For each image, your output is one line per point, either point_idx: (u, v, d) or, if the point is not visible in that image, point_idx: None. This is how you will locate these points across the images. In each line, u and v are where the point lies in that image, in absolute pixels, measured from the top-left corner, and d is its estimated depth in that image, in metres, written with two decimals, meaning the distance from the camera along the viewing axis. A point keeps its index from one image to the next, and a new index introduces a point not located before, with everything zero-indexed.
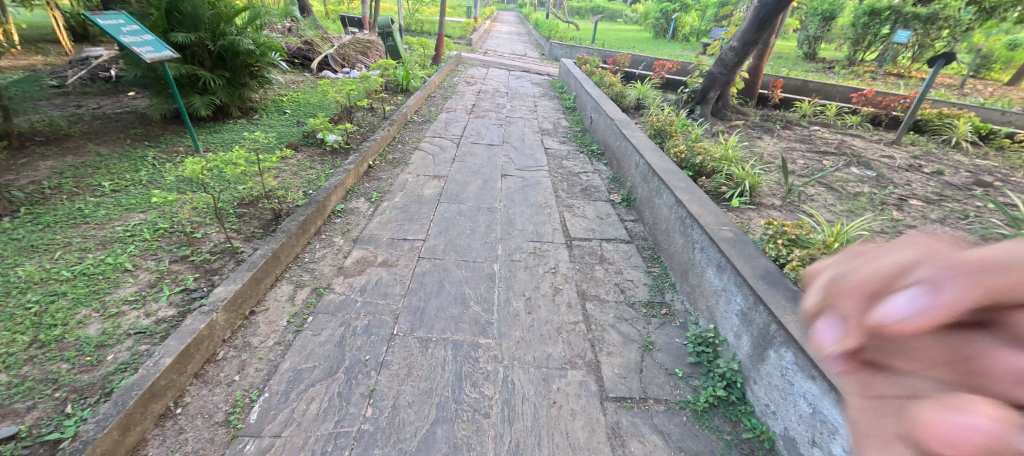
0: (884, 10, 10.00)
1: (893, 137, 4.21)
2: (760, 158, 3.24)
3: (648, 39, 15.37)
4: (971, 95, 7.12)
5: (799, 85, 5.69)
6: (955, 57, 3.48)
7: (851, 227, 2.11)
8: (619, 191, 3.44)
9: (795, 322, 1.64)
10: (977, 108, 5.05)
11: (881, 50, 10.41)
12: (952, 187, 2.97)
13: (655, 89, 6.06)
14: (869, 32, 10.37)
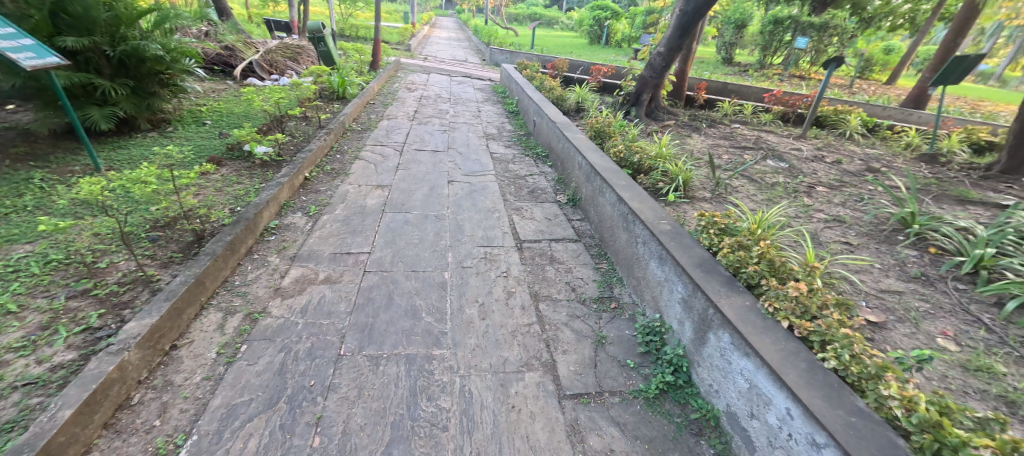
0: (785, 19, 10.91)
1: (800, 131, 4.72)
2: (690, 155, 3.49)
3: (584, 45, 16.04)
4: (858, 94, 8.18)
5: (720, 87, 6.22)
6: (842, 60, 3.99)
7: (771, 213, 2.32)
8: (564, 191, 3.53)
9: (729, 305, 1.78)
10: (863, 105, 5.82)
11: (784, 57, 11.41)
12: (848, 174, 3.37)
13: (593, 92, 6.33)
14: (774, 39, 11.27)
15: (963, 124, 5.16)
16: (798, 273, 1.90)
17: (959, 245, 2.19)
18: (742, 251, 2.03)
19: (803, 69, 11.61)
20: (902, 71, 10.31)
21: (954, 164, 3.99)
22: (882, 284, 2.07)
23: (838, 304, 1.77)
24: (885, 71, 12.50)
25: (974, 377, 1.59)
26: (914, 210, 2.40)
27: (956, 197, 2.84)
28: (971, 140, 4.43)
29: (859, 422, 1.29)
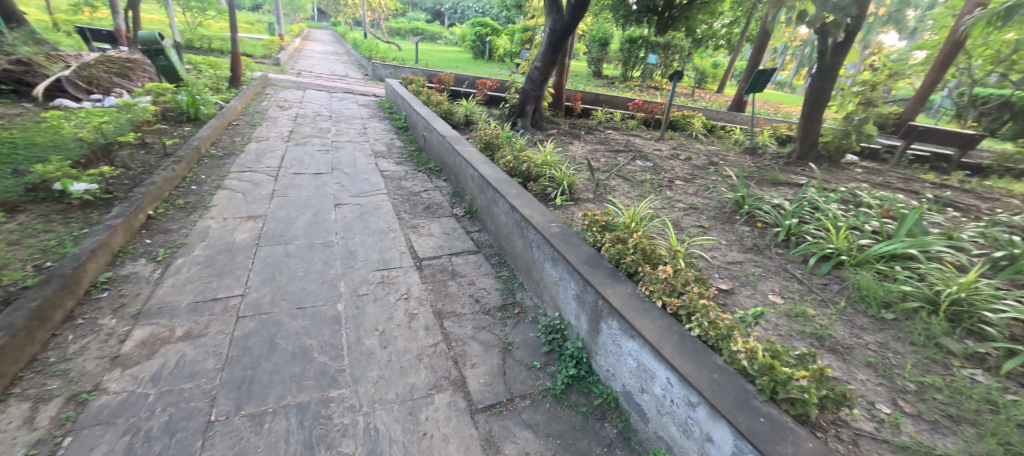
0: (638, 39, 13.06)
1: (659, 134, 5.48)
2: (572, 160, 3.80)
3: (471, 60, 16.49)
4: (697, 101, 9.87)
5: (593, 98, 6.92)
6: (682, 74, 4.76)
7: (640, 208, 2.63)
8: (461, 204, 3.55)
9: (613, 294, 1.95)
10: (703, 110, 7.02)
11: (641, 70, 13.56)
12: (697, 168, 4.01)
13: (481, 105, 6.54)
14: (631, 55, 13.35)
15: (770, 122, 6.57)
16: (665, 258, 2.20)
17: (775, 218, 2.76)
18: (621, 243, 2.27)
19: (657, 81, 13.61)
20: (726, 83, 12.72)
21: (767, 155, 5.02)
22: (728, 257, 2.49)
23: (697, 279, 2.07)
24: (713, 81, 15.76)
25: (795, 322, 2.00)
26: (743, 194, 2.95)
27: (770, 180, 3.58)
28: (776, 134, 5.64)
29: (720, 379, 1.54)
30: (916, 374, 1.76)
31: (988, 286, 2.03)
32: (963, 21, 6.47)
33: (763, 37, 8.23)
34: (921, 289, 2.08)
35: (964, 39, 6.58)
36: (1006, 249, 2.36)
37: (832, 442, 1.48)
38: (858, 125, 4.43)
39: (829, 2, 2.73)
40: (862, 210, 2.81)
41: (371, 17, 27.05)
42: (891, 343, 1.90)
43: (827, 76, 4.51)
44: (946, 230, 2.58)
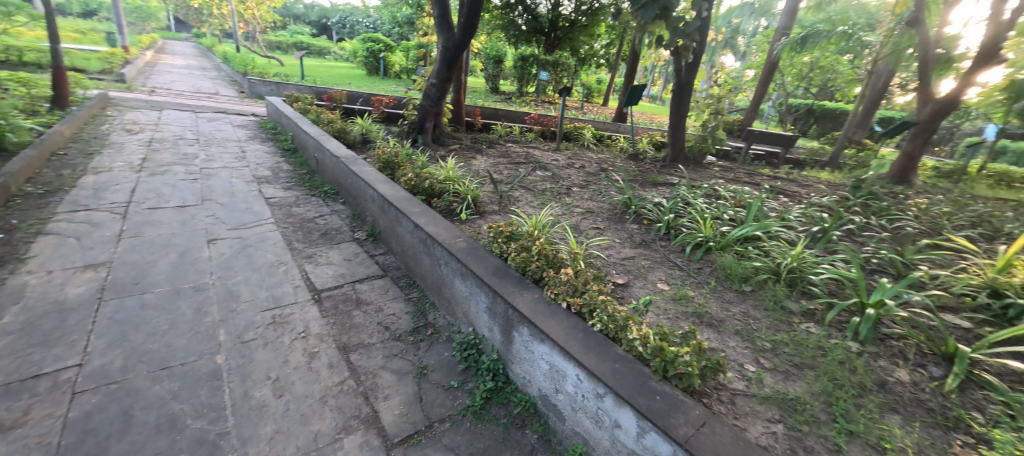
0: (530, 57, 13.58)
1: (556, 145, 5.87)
2: (475, 174, 3.87)
3: (365, 76, 15.85)
4: (586, 113, 10.82)
5: (492, 113, 7.16)
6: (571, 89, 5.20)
7: (541, 216, 2.80)
8: (363, 228, 3.39)
9: (521, 302, 2.02)
10: (592, 122, 7.72)
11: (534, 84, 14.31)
12: (589, 175, 4.38)
13: (378, 123, 6.32)
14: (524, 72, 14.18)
15: (647, 131, 7.49)
16: (567, 261, 2.35)
17: (657, 215, 3.13)
18: (525, 252, 2.37)
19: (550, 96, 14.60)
20: (610, 97, 14.17)
21: (647, 160, 5.67)
22: (622, 254, 2.75)
23: (595, 277, 2.25)
24: (598, 96, 17.47)
25: (680, 304, 2.28)
26: (629, 195, 3.30)
27: (649, 181, 4.07)
28: (653, 141, 6.45)
29: (622, 367, 1.69)
30: (769, 334, 2.13)
31: (810, 254, 2.57)
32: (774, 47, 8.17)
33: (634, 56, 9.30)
34: (767, 262, 2.53)
35: (776, 61, 8.31)
36: (818, 224, 3.02)
37: (715, 404, 1.72)
38: (712, 131, 5.33)
39: (678, 29, 3.24)
40: (719, 202, 3.35)
41: (243, 29, 24.28)
42: (751, 311, 2.28)
43: (685, 90, 5.12)
44: (779, 212, 3.21)
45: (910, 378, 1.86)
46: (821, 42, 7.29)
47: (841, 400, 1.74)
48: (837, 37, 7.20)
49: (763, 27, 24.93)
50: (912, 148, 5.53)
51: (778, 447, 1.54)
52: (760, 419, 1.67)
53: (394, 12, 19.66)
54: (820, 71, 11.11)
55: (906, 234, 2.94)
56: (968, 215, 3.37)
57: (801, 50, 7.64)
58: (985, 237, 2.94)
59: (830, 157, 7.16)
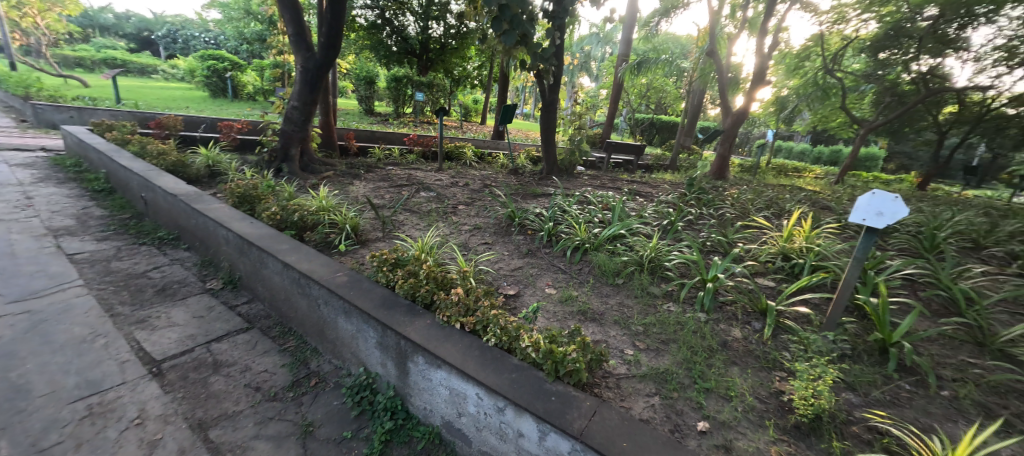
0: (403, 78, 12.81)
1: (438, 165, 5.90)
2: (352, 202, 3.67)
3: (210, 99, 13.66)
4: (467, 132, 11.12)
5: (369, 135, 6.88)
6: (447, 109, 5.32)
7: (427, 239, 2.79)
8: (217, 277, 2.95)
9: (413, 330, 1.95)
10: (472, 140, 7.98)
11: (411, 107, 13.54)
12: (473, 192, 4.52)
13: (228, 152, 5.52)
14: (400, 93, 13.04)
15: (524, 146, 8.04)
16: (457, 281, 2.37)
17: (539, 224, 3.36)
18: (413, 278, 2.32)
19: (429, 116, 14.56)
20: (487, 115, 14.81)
21: (526, 173, 6.04)
22: (511, 265, 2.87)
23: (486, 293, 2.30)
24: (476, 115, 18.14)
25: (567, 305, 2.46)
26: (512, 209, 3.48)
27: (529, 194, 4.36)
28: (530, 156, 6.96)
29: (519, 376, 1.73)
30: (639, 318, 2.43)
31: (664, 244, 3.04)
32: (618, 70, 9.57)
33: (504, 78, 9.76)
34: (633, 256, 2.92)
35: (622, 82, 9.72)
36: (665, 218, 3.60)
37: (603, 391, 1.89)
38: (577, 144, 6.01)
39: (537, 54, 3.60)
40: (590, 207, 3.76)
41: (16, 41, 18.64)
42: (625, 300, 2.58)
43: (551, 109, 5.58)
44: (637, 211, 3.74)
45: (742, 334, 2.32)
46: (651, 67, 8.86)
47: (698, 364, 2.08)
48: (661, 63, 8.83)
49: (609, 54, 29.33)
50: (723, 151, 6.89)
51: (657, 417, 1.76)
52: (641, 395, 1.89)
53: (241, 27, 17.44)
54: (654, 90, 15.03)
55: (726, 219, 3.71)
56: (761, 199, 4.44)
57: (638, 72, 8.98)
58: (773, 215, 3.89)
59: (669, 161, 8.67)
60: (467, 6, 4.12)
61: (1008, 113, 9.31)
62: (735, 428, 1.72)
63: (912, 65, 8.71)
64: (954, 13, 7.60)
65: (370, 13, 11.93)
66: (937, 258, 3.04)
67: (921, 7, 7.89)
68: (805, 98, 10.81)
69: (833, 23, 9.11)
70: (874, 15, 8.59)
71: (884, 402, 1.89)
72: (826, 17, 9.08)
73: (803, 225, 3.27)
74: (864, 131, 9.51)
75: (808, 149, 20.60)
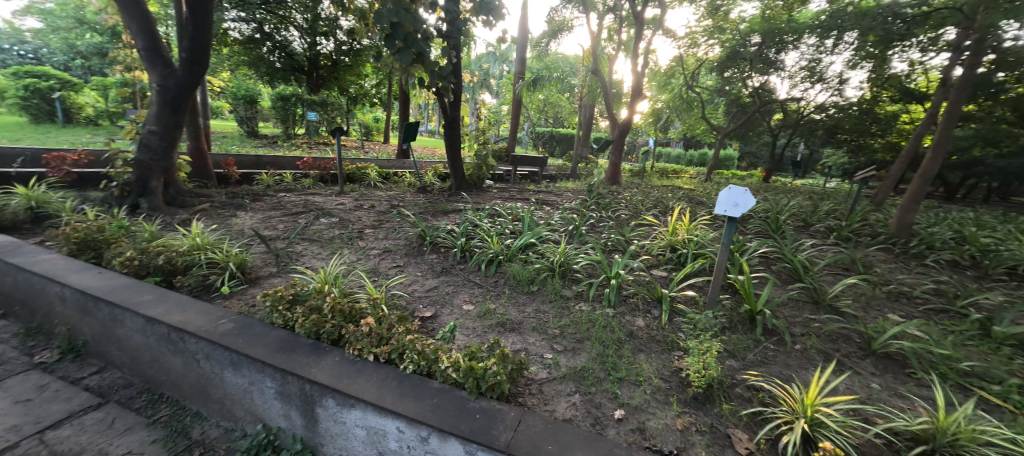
0: (290, 96, 11.60)
1: (340, 188, 5.57)
2: (236, 236, 3.28)
3: (28, 124, 10.91)
4: (370, 152, 10.66)
5: (253, 160, 6.19)
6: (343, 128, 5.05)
7: (330, 270, 2.59)
8: (51, 347, 2.36)
9: (320, 371, 1.78)
10: (375, 160, 7.68)
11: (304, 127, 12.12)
12: (381, 213, 4.36)
13: (58, 189, 4.48)
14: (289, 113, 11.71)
15: (430, 164, 7.96)
16: (367, 310, 2.22)
17: (451, 241, 3.36)
18: (316, 314, 2.12)
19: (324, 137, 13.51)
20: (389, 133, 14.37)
21: (435, 190, 6.01)
22: (426, 285, 2.81)
23: (400, 319, 2.19)
24: (378, 134, 17.49)
25: (486, 320, 2.47)
26: (423, 227, 3.42)
27: (440, 210, 4.35)
28: (437, 173, 6.91)
29: (441, 400, 1.67)
30: (555, 321, 2.54)
31: (571, 248, 3.24)
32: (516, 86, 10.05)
33: (404, 96, 9.47)
34: (544, 262, 3.06)
35: (520, 98, 10.24)
36: (570, 223, 3.87)
37: (527, 399, 1.91)
38: (483, 159, 6.16)
39: (435, 72, 3.66)
40: (501, 219, 3.88)
41: None
42: (541, 306, 2.68)
43: (454, 126, 5.58)
44: (545, 219, 3.95)
45: (645, 323, 2.56)
46: (545, 84, 9.59)
47: (610, 357, 2.23)
48: (555, 81, 9.59)
49: (506, 72, 30.76)
50: (615, 159, 7.57)
51: (579, 415, 1.83)
52: (562, 396, 1.95)
53: (72, 39, 14.45)
54: (550, 105, 17.21)
55: (622, 219, 4.12)
56: (649, 200, 5.02)
57: (534, 89, 9.72)
58: (659, 212, 4.43)
59: (570, 170, 9.33)
60: (357, 23, 3.99)
61: (813, 118, 11.97)
62: (646, 410, 1.88)
63: (748, 81, 10.71)
64: (771, 40, 9.58)
65: (244, 26, 10.74)
66: (780, 237, 3.75)
67: (748, 35, 9.83)
68: (674, 109, 12.68)
69: (688, 47, 10.85)
70: (717, 41, 10.44)
71: (757, 363, 2.24)
72: (682, 42, 10.78)
73: (683, 220, 3.77)
74: (720, 136, 11.38)
75: (682, 153, 23.93)
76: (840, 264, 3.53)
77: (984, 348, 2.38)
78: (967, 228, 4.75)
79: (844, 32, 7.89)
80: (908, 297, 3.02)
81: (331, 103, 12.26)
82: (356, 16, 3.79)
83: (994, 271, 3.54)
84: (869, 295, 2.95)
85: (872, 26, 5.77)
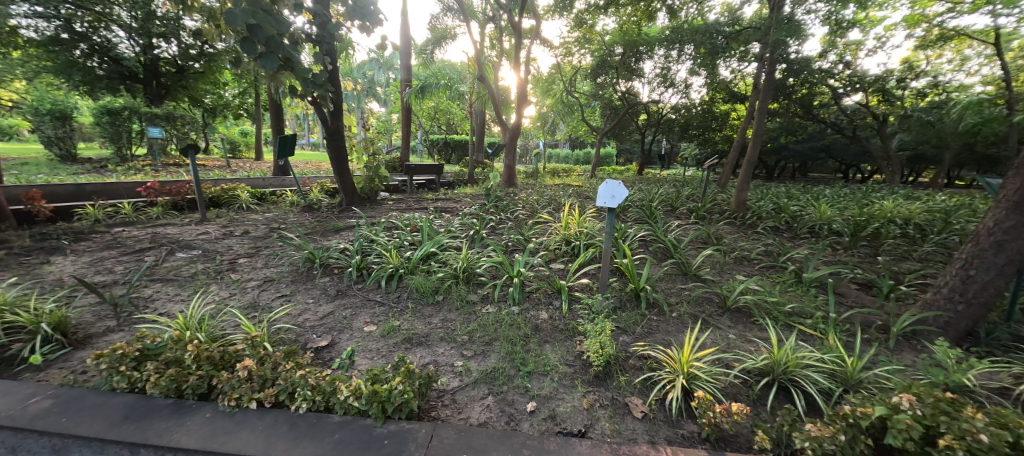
0: (121, 109, 9.40)
1: (201, 215, 4.81)
2: (50, 288, 2.62)
3: None
4: (239, 171, 9.40)
5: (72, 190, 4.97)
6: (198, 145, 4.36)
7: (192, 312, 2.19)
8: None
9: (185, 435, 1.50)
10: (245, 179, 6.77)
11: (147, 145, 10.10)
12: (257, 240, 3.88)
13: None
14: (123, 130, 9.57)
15: (315, 179, 7.32)
16: (244, 351, 1.92)
17: (345, 260, 3.16)
18: (175, 367, 1.77)
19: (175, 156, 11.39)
20: (262, 148, 12.77)
21: (323, 207, 5.58)
22: (319, 313, 2.58)
23: (287, 354, 1.94)
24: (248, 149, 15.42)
25: (390, 339, 2.35)
26: (310, 250, 3.16)
27: (331, 229, 4.13)
28: (324, 189, 6.40)
29: (343, 435, 1.54)
30: (463, 326, 2.54)
31: (473, 253, 3.30)
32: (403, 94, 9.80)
33: (275, 106, 8.47)
34: (448, 270, 3.05)
35: (409, 106, 10.02)
36: (470, 228, 3.95)
37: (440, 412, 1.85)
38: (375, 171, 5.92)
39: (308, 80, 3.41)
40: (398, 232, 3.77)
41: None
42: (448, 315, 2.65)
43: (338, 138, 5.23)
44: (445, 227, 3.95)
45: (548, 314, 2.71)
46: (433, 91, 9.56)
47: (519, 353, 2.30)
48: (442, 88, 9.61)
49: (392, 79, 29.78)
50: (509, 162, 7.84)
51: (493, 416, 1.84)
52: (476, 401, 1.94)
53: None
54: (441, 112, 17.16)
55: (519, 219, 4.32)
56: (542, 199, 5.35)
57: (422, 96, 9.67)
58: (552, 210, 4.76)
59: (467, 176, 9.44)
60: (205, 24, 3.48)
61: (670, 117, 14.04)
62: (555, 397, 1.98)
63: (617, 86, 12.09)
64: (630, 51, 11.04)
65: (43, 24, 8.58)
66: (653, 221, 4.33)
67: (612, 46, 11.14)
68: (558, 113, 13.70)
69: (564, 56, 11.83)
70: (587, 51, 11.59)
71: (645, 334, 2.53)
72: (559, 51, 11.70)
73: (573, 215, 4.10)
74: (599, 136, 12.67)
75: (571, 153, 26.03)
76: (699, 239, 4.21)
77: (800, 291, 3.06)
78: (781, 200, 6.08)
79: (683, 45, 9.42)
80: (748, 259, 3.72)
81: (180, 115, 10.44)
82: (203, 16, 3.31)
83: (801, 231, 4.58)
84: (722, 262, 3.57)
85: (703, 41, 7.01)
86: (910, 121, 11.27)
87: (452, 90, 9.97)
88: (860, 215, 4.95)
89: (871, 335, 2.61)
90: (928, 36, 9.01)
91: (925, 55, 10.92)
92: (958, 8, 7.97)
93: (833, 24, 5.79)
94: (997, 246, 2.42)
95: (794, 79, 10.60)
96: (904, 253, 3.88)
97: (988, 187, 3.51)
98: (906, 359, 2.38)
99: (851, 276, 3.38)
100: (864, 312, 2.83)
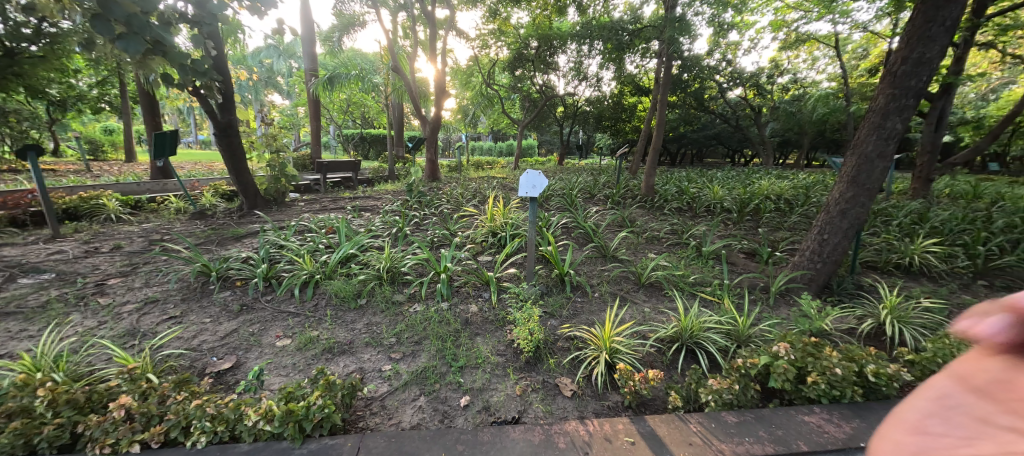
0: None
1: (53, 229, 3.96)
2: None
3: None
4: (102, 175, 7.93)
5: None
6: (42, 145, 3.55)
7: (43, 350, 1.78)
8: None
9: None
10: (113, 184, 5.74)
11: None
12: (133, 256, 3.33)
13: None
14: None
15: (206, 182, 6.44)
16: (121, 387, 1.62)
17: (249, 271, 2.87)
18: (23, 418, 1.43)
19: (10, 161, 9.25)
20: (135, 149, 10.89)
21: (219, 213, 4.96)
22: (219, 332, 2.30)
23: (179, 383, 1.68)
24: (115, 150, 13.06)
25: (305, 352, 2.16)
26: (203, 262, 2.80)
27: (229, 237, 3.69)
28: (219, 192, 5.68)
29: None
30: (390, 330, 2.42)
31: (397, 251, 3.18)
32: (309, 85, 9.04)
33: (147, 98, 7.19)
34: (370, 272, 2.91)
35: (317, 98, 9.27)
36: (393, 226, 3.81)
37: (369, 420, 1.76)
38: (280, 170, 5.42)
39: (188, 67, 2.96)
40: (311, 235, 3.51)
41: None
42: (372, 319, 2.53)
43: (230, 133, 4.66)
44: (364, 227, 3.76)
45: (477, 307, 2.71)
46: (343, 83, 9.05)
47: (450, 348, 2.27)
48: (353, 79, 9.12)
49: (295, 68, 27.33)
50: (431, 156, 7.66)
51: (426, 417, 1.80)
52: (407, 403, 1.87)
53: None
54: (355, 105, 16.13)
55: (444, 214, 4.28)
56: (466, 192, 5.33)
57: (331, 88, 9.10)
58: (477, 203, 4.79)
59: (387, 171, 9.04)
60: None
61: (585, 110, 14.83)
62: (488, 387, 2.00)
63: (534, 79, 12.45)
64: (544, 44, 11.51)
65: None
66: (572, 209, 4.56)
67: (527, 39, 11.43)
68: (477, 105, 13.70)
69: (481, 48, 11.81)
70: (503, 43, 11.67)
71: (571, 316, 2.66)
72: (475, 43, 11.62)
73: (498, 206, 4.15)
74: (520, 127, 13.00)
75: (494, 145, 26.32)
76: (615, 223, 4.53)
77: (700, 264, 3.46)
78: (682, 183, 6.79)
79: (592, 42, 10.01)
80: (657, 238, 4.12)
81: (14, 111, 8.78)
82: None
83: (699, 211, 5.18)
84: (636, 243, 3.90)
85: (610, 37, 7.47)
86: (778, 111, 13.29)
87: (366, 81, 9.45)
88: (745, 193, 5.72)
89: (756, 295, 3.04)
90: (789, 38, 10.60)
91: (787, 56, 12.92)
92: (809, 16, 9.47)
93: (716, 26, 6.51)
94: (842, 213, 2.96)
95: (689, 75, 11.77)
96: (777, 224, 4.59)
97: (834, 165, 4.28)
98: (782, 313, 2.81)
99: (739, 246, 3.90)
100: (750, 276, 3.29)
